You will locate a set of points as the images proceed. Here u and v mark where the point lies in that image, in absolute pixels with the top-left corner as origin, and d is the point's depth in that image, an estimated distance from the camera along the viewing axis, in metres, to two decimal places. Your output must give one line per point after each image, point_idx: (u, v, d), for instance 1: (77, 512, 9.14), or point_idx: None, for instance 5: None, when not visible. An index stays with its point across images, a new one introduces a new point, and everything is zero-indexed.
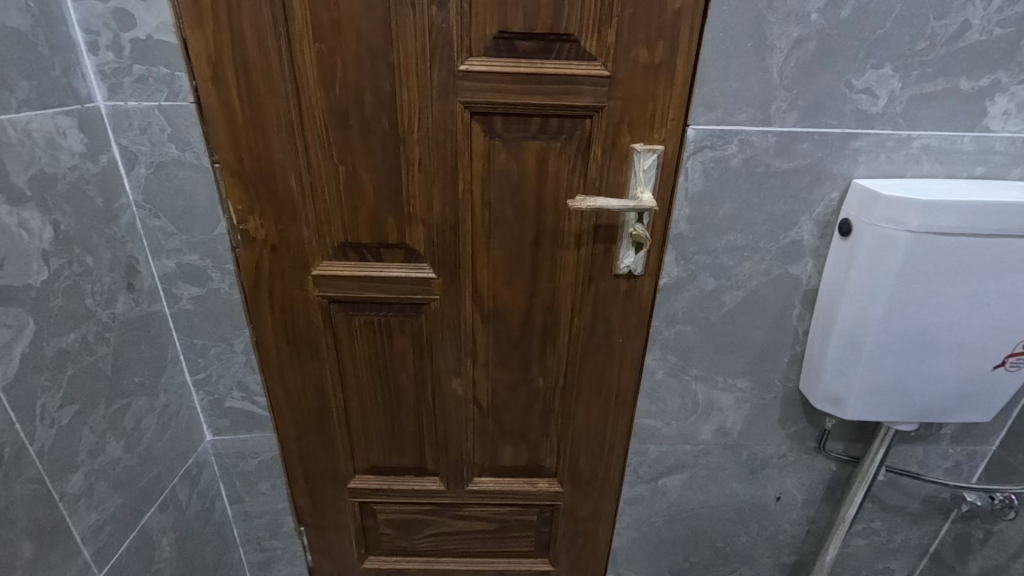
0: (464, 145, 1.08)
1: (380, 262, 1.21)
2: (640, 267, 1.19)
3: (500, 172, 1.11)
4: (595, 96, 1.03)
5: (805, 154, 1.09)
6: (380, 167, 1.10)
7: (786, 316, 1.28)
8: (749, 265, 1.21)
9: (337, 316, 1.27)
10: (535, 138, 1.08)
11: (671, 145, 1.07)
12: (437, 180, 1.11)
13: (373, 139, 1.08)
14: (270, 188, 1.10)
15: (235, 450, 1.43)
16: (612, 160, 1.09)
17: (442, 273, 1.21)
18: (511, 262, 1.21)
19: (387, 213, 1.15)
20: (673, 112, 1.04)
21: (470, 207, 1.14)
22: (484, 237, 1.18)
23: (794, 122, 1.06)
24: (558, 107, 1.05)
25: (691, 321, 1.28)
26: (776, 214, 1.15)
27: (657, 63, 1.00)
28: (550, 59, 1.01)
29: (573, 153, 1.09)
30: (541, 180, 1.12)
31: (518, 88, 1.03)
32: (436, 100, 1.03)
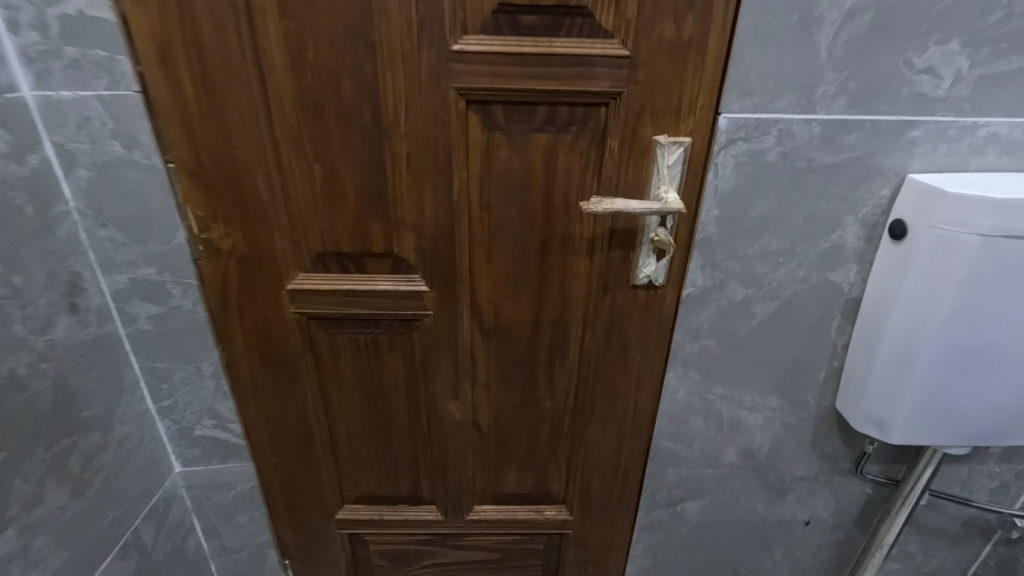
0: (460, 140, 0.92)
1: (364, 274, 1.06)
2: (661, 277, 1.04)
3: (501, 170, 0.96)
4: (613, 80, 0.88)
5: (854, 146, 0.94)
6: (362, 165, 0.95)
7: (824, 329, 1.14)
8: (784, 273, 1.07)
9: (318, 335, 1.12)
10: (541, 131, 0.93)
11: (699, 137, 0.93)
12: (428, 180, 0.96)
13: (352, 133, 0.92)
14: (235, 191, 0.95)
15: (209, 482, 1.29)
16: (632, 156, 0.94)
17: (436, 286, 1.06)
18: (514, 271, 1.06)
19: (371, 219, 1.00)
20: (703, 99, 0.90)
21: (467, 211, 0.99)
22: (483, 245, 1.03)
23: (843, 108, 0.91)
24: (569, 94, 0.90)
25: (718, 335, 1.14)
26: (817, 216, 1.01)
27: (685, 40, 0.85)
28: (559, 36, 0.86)
29: (586, 148, 0.94)
30: (549, 179, 0.97)
31: (521, 72, 0.88)
32: (426, 87, 0.88)
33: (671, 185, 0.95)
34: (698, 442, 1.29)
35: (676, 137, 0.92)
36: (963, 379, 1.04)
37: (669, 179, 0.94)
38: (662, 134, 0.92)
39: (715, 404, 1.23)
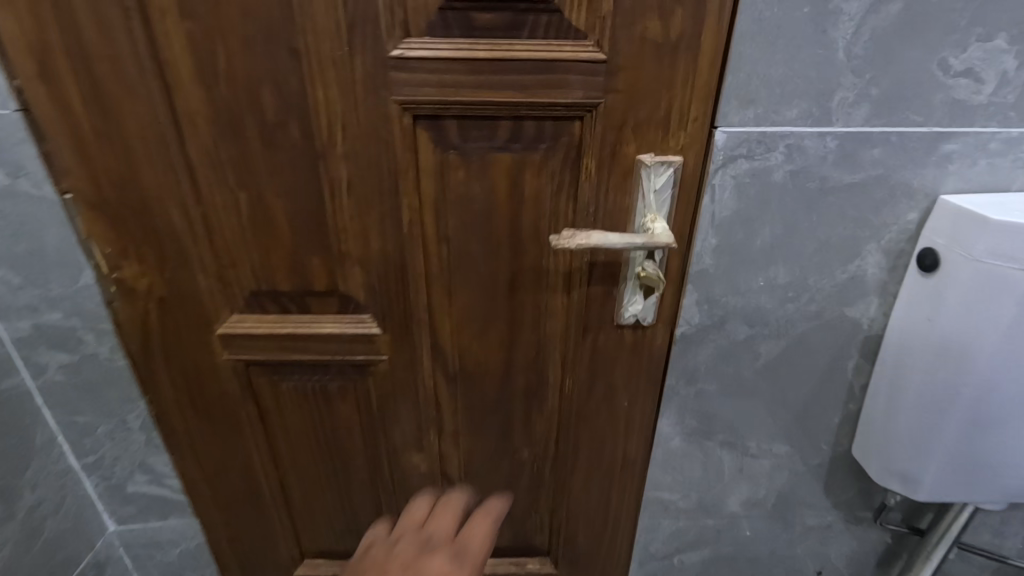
0: (407, 162, 0.78)
1: (308, 314, 0.92)
2: (650, 315, 0.90)
3: (460, 196, 0.81)
4: (587, 89, 0.73)
5: (876, 163, 0.79)
6: (295, 192, 0.81)
7: (839, 369, 0.99)
8: (794, 309, 0.92)
9: (260, 381, 0.98)
10: (505, 150, 0.78)
11: (691, 155, 0.77)
12: (374, 209, 0.82)
13: (281, 154, 0.78)
14: (146, 225, 0.81)
15: (148, 540, 1.15)
16: (612, 178, 0.79)
17: (390, 328, 0.92)
18: (481, 310, 0.91)
19: (310, 253, 0.86)
20: (696, 110, 0.75)
21: (422, 243, 0.85)
22: (442, 281, 0.89)
23: (865, 118, 0.76)
24: (535, 106, 0.75)
25: (717, 377, 0.99)
26: (832, 244, 0.86)
27: (672, 40, 0.70)
28: (521, 38, 0.71)
29: (558, 169, 0.80)
30: (516, 206, 0.82)
31: (476, 81, 0.73)
32: (362, 101, 0.74)
33: (660, 212, 0.80)
34: (697, 492, 1.14)
35: (665, 156, 0.77)
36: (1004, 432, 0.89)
37: (657, 206, 0.80)
38: (647, 153, 0.77)
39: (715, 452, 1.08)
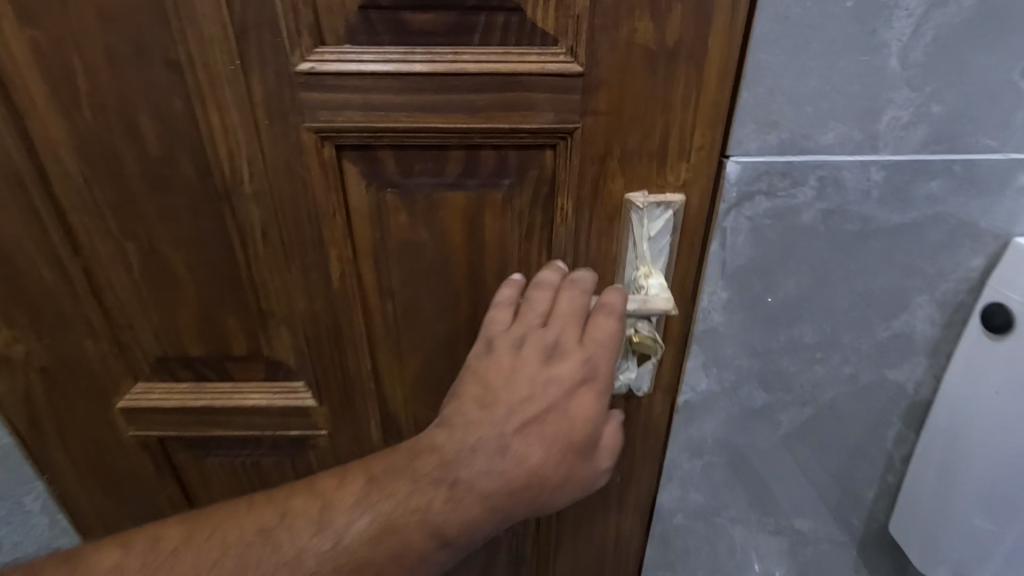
0: (333, 204, 0.61)
1: (230, 381, 0.76)
2: (646, 384, 0.73)
3: (404, 243, 0.64)
4: (558, 111, 0.56)
5: (933, 200, 0.62)
6: (197, 241, 0.64)
7: (876, 439, 0.81)
8: (822, 373, 0.74)
9: (180, 457, 0.82)
10: (457, 187, 0.61)
11: (695, 193, 0.60)
12: (296, 260, 0.65)
13: (172, 195, 0.61)
14: (13, 281, 0.65)
15: None
16: (595, 221, 0.62)
17: (329, 398, 0.75)
18: (437, 377, 0.74)
19: (223, 312, 0.69)
20: (701, 137, 0.57)
21: (360, 300, 0.68)
22: (388, 343, 0.72)
23: (921, 142, 0.58)
24: (492, 134, 0.57)
25: (732, 449, 0.81)
26: (873, 296, 0.68)
27: (669, 47, 0.53)
28: (470, 45, 0.54)
29: (526, 209, 0.63)
30: (476, 254, 0.65)
31: (412, 102, 0.55)
32: (266, 129, 0.56)
33: (657, 265, 0.63)
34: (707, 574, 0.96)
35: (660, 196, 0.60)
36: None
37: (653, 257, 0.62)
38: (638, 190, 0.60)
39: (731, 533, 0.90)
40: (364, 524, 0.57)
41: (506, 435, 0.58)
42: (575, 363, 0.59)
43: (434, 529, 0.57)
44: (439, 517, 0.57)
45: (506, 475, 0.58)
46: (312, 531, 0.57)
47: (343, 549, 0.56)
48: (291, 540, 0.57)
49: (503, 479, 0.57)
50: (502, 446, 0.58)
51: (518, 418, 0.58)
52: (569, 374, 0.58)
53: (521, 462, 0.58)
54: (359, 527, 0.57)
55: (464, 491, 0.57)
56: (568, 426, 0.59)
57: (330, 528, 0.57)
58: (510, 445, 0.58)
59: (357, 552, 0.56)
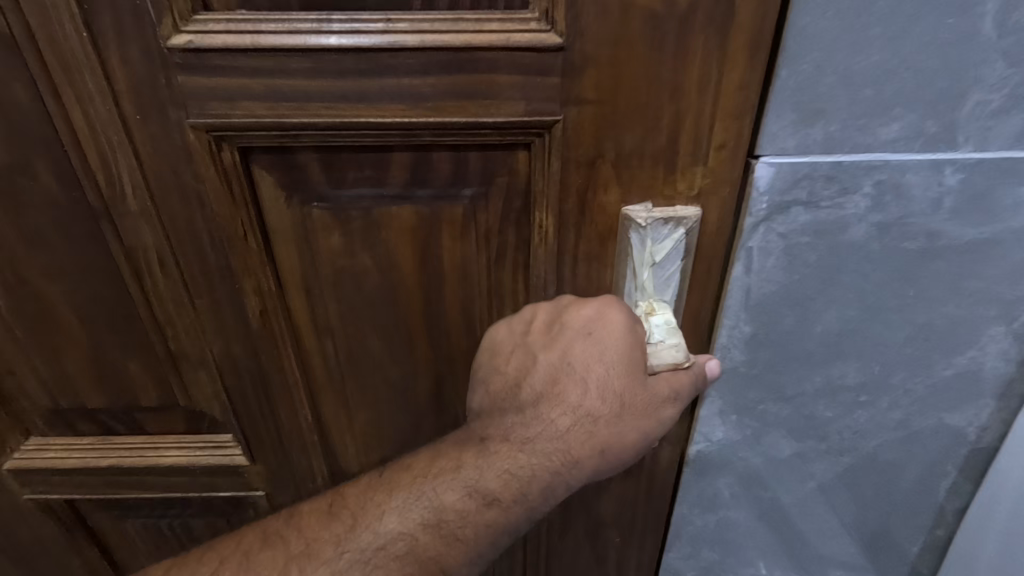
0: (242, 223, 0.47)
1: (143, 436, 0.62)
2: None
3: (337, 269, 0.50)
4: (531, 99, 0.41)
5: (1019, 206, 0.44)
6: (70, 270, 0.50)
7: (915, 500, 0.61)
8: (863, 421, 0.56)
9: (95, 520, 0.69)
10: (404, 199, 0.47)
11: (714, 206, 0.46)
12: (198, 292, 0.50)
13: (32, 212, 0.47)
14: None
15: None
16: (585, 241, 0.48)
17: (263, 455, 0.62)
18: (394, 428, 0.60)
19: (119, 356, 0.55)
20: (722, 132, 0.43)
21: (288, 342, 0.53)
22: (330, 391, 0.58)
23: (1015, 134, 0.41)
24: (444, 131, 0.43)
25: (752, 509, 0.64)
26: (933, 327, 0.50)
27: (681, 8, 0.38)
28: (409, 10, 0.39)
29: (496, 226, 0.48)
30: (433, 284, 0.51)
31: (334, 89, 0.41)
32: (144, 127, 0.42)
33: (665, 300, 0.48)
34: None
35: (667, 211, 0.46)
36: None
37: (659, 291, 0.48)
38: (638, 202, 0.46)
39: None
40: (436, 490, 0.47)
41: (551, 422, 0.46)
42: (621, 332, 0.44)
43: (491, 508, 0.46)
44: (493, 473, 0.46)
45: (564, 461, 0.45)
46: (350, 524, 0.48)
47: (386, 544, 0.47)
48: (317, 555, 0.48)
49: (565, 446, 0.45)
50: (550, 425, 0.46)
51: (563, 405, 0.45)
52: (613, 344, 0.44)
53: (565, 410, 0.45)
54: (415, 502, 0.47)
55: (520, 474, 0.46)
56: (630, 406, 0.45)
57: (367, 520, 0.48)
58: (566, 425, 0.45)
59: (410, 533, 0.47)
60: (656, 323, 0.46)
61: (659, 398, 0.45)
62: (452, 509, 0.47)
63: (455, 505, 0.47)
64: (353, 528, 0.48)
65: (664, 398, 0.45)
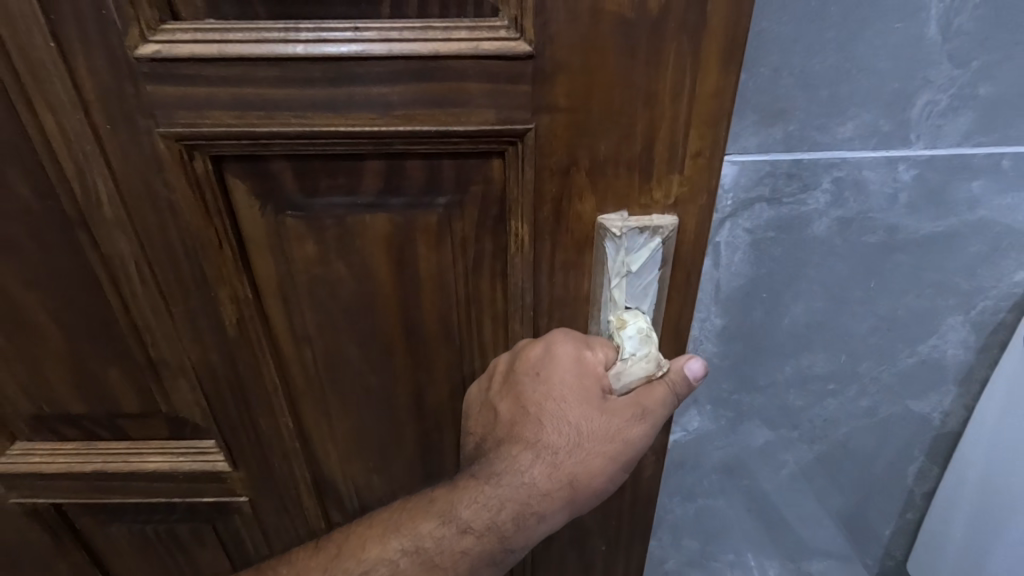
0: (216, 231, 0.46)
1: (126, 441, 0.62)
2: None
3: (312, 277, 0.50)
4: (502, 106, 0.41)
5: (974, 203, 0.47)
6: (47, 277, 0.50)
7: (886, 483, 0.65)
8: (835, 410, 0.59)
9: (82, 525, 0.69)
10: (378, 207, 0.46)
11: (692, 215, 0.45)
12: (174, 300, 0.50)
13: (7, 219, 0.47)
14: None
15: None
16: (561, 250, 0.47)
17: (245, 461, 0.62)
18: (376, 435, 0.60)
19: (100, 364, 0.55)
20: (698, 140, 0.42)
21: (265, 351, 0.53)
22: (310, 398, 0.57)
23: (963, 132, 0.44)
24: (415, 140, 0.42)
25: (730, 496, 0.67)
26: (896, 319, 0.53)
27: (653, 13, 0.37)
28: (377, 18, 0.38)
29: (472, 235, 0.48)
30: (409, 292, 0.51)
31: (302, 97, 0.40)
32: (115, 137, 0.42)
33: (643, 309, 0.48)
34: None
35: (643, 219, 0.45)
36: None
37: (637, 299, 0.47)
38: (614, 211, 0.45)
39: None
40: (413, 523, 0.48)
41: (513, 458, 0.46)
42: (567, 368, 0.45)
43: (464, 536, 0.46)
44: (464, 505, 0.46)
45: (531, 495, 0.45)
46: (334, 554, 0.50)
47: (369, 569, 0.48)
48: None
49: (529, 477, 0.45)
50: (513, 458, 0.46)
51: (523, 441, 0.46)
52: (558, 379, 0.45)
53: (527, 448, 0.45)
54: (395, 532, 0.48)
55: (490, 509, 0.46)
56: (590, 432, 0.44)
57: (350, 552, 0.49)
58: (529, 457, 0.45)
59: (390, 559, 0.48)
60: (630, 335, 0.46)
61: (624, 420, 0.44)
62: (429, 537, 0.47)
63: (432, 533, 0.47)
64: (337, 559, 0.49)
65: (629, 420, 0.44)
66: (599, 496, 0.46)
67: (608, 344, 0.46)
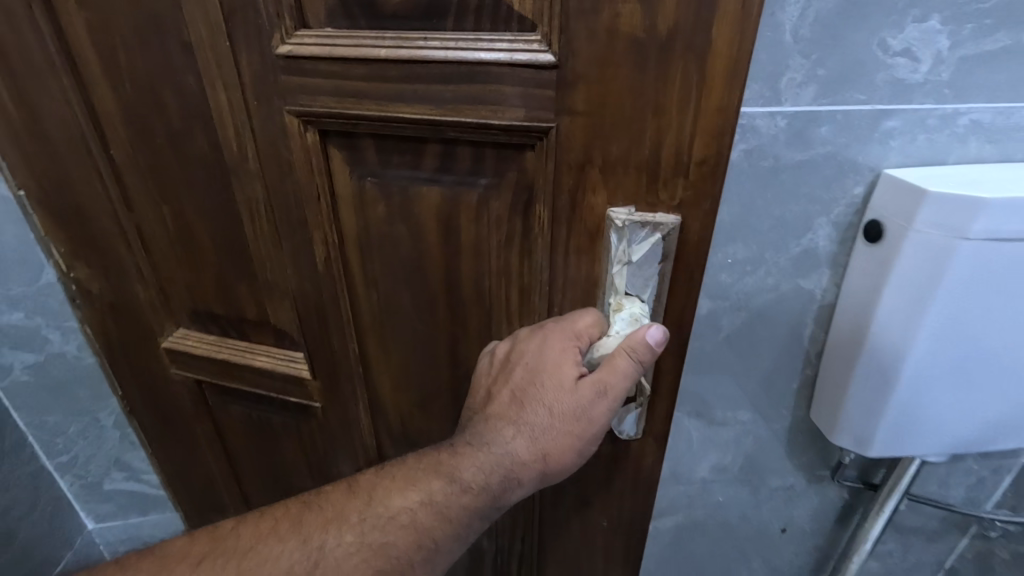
0: (319, 190, 0.61)
1: (245, 342, 0.81)
2: (634, 430, 0.62)
3: (381, 237, 0.63)
4: (531, 107, 0.49)
5: (825, 140, 0.54)
6: (210, 210, 0.69)
7: (779, 383, 0.68)
8: (743, 293, 0.63)
9: (213, 401, 0.90)
10: (433, 183, 0.57)
11: (697, 219, 0.49)
12: (285, 241, 0.66)
13: (192, 166, 0.66)
14: (84, 233, 0.75)
15: (129, 534, 1.13)
16: (574, 236, 0.54)
17: (325, 378, 0.78)
18: (416, 371, 0.72)
19: (235, 279, 0.74)
20: (702, 150, 0.46)
21: (344, 289, 0.68)
22: (373, 335, 0.71)
23: (811, 98, 0.52)
24: (464, 130, 0.52)
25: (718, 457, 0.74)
26: (777, 219, 0.58)
27: (661, 36, 0.43)
28: (437, 29, 0.49)
29: (506, 214, 0.57)
30: (453, 255, 0.61)
31: (384, 90, 0.52)
32: (262, 112, 0.58)
33: (643, 297, 0.53)
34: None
35: (647, 217, 0.50)
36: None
37: (637, 289, 0.53)
38: (622, 206, 0.51)
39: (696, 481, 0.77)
40: (429, 487, 0.55)
41: (499, 431, 0.55)
42: (553, 354, 0.54)
43: (464, 494, 0.55)
44: (465, 468, 0.55)
45: (513, 462, 0.55)
46: (366, 501, 0.56)
47: (396, 515, 0.55)
48: (348, 532, 0.55)
49: (511, 444, 0.55)
50: (497, 427, 0.55)
51: (509, 418, 0.55)
52: (537, 367, 0.54)
53: (514, 423, 0.55)
54: (414, 485, 0.56)
55: (484, 472, 0.55)
56: (559, 412, 0.54)
57: (380, 500, 0.56)
58: (511, 430, 0.55)
59: (412, 508, 0.55)
60: (624, 317, 0.53)
61: (588, 399, 0.53)
62: (439, 492, 0.55)
63: (442, 489, 0.55)
64: (370, 504, 0.56)
65: (591, 398, 0.52)
66: (569, 466, 0.55)
67: (588, 318, 0.54)
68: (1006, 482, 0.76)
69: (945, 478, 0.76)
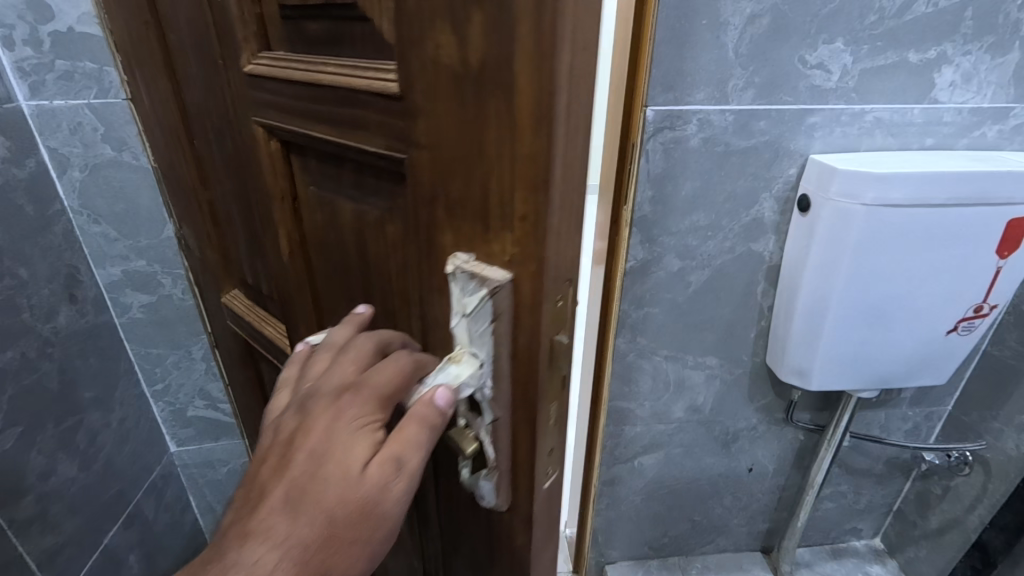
0: (279, 190, 0.46)
1: (263, 314, 0.65)
2: (501, 501, 0.37)
3: (317, 254, 0.47)
4: (386, 135, 0.32)
5: (766, 131, 0.56)
6: (237, 200, 0.55)
7: (735, 341, 0.70)
8: (705, 255, 0.64)
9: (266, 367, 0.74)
10: (343, 200, 0.40)
11: (548, 293, 0.29)
12: (267, 240, 0.52)
13: (223, 152, 0.53)
14: (183, 203, 0.65)
15: (205, 464, 0.93)
16: (435, 290, 0.34)
17: None
18: None
19: (252, 256, 0.59)
20: (523, 197, 0.27)
21: (306, 303, 0.51)
22: None
23: (752, 100, 0.55)
24: (351, 153, 0.36)
25: (694, 432, 0.78)
26: (732, 195, 0.60)
27: (477, 57, 0.25)
28: (337, 59, 0.34)
29: (393, 252, 0.38)
30: (361, 283, 0.43)
31: (293, 114, 0.39)
32: (242, 121, 0.46)
33: (481, 358, 0.32)
34: (643, 531, 0.89)
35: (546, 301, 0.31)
36: (934, 351, 0.64)
37: (482, 350, 0.31)
38: (461, 249, 0.31)
39: (676, 449, 0.79)
40: None
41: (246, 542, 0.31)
42: (345, 419, 0.33)
43: None
44: None
45: None
46: None
47: None
48: None
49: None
50: (248, 540, 0.31)
51: (268, 526, 0.32)
52: (319, 432, 0.33)
53: (269, 540, 0.31)
54: None
55: None
56: (340, 506, 0.31)
57: None
58: (272, 545, 0.31)
59: None
60: (447, 373, 0.32)
61: (377, 478, 0.32)
62: None
63: None
64: None
65: (383, 480, 0.32)
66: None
67: (398, 362, 0.34)
68: (938, 428, 0.82)
69: (885, 423, 0.80)
